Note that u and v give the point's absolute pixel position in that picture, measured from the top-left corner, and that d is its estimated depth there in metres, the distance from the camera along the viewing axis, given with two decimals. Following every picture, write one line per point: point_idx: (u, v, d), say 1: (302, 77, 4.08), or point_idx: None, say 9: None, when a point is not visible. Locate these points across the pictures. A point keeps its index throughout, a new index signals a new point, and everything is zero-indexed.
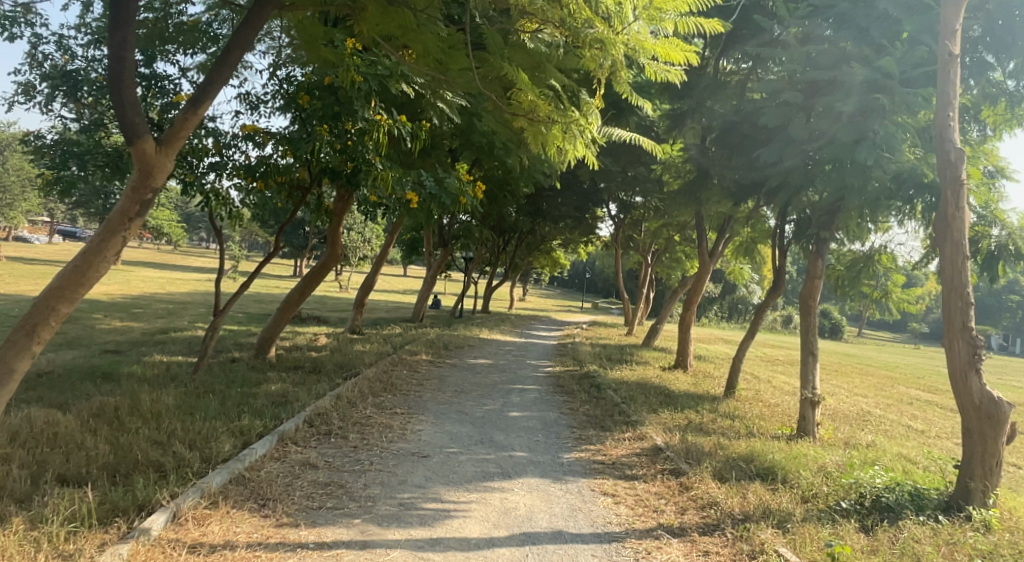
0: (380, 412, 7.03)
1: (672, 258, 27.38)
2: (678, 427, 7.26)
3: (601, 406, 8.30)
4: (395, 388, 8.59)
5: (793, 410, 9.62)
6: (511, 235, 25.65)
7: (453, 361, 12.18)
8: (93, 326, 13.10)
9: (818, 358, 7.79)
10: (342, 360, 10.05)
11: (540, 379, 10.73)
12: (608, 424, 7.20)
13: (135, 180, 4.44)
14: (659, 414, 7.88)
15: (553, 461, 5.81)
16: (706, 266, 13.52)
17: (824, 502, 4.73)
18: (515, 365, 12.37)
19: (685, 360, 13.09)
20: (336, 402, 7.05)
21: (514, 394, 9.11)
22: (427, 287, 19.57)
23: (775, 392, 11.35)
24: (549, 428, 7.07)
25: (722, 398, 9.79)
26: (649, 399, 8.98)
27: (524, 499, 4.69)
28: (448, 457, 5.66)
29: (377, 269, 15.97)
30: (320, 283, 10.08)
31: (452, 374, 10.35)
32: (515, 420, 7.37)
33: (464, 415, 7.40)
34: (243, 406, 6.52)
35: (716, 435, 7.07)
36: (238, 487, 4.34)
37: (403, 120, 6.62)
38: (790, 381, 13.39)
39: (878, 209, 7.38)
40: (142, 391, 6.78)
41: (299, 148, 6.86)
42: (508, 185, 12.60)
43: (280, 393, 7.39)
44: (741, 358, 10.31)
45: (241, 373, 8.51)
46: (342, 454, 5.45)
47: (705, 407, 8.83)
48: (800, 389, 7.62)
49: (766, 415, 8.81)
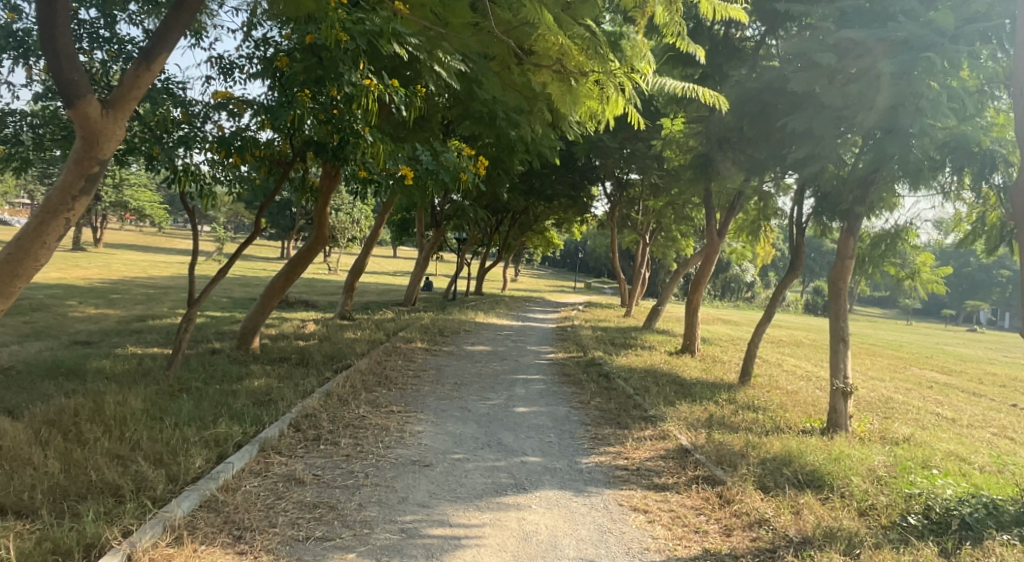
0: (375, 412, 6.37)
1: (668, 238, 26.79)
2: (701, 423, 6.64)
3: (612, 398, 7.71)
4: (390, 382, 7.92)
5: (813, 397, 9.05)
6: (505, 214, 24.91)
7: (450, 348, 11.53)
8: (65, 314, 12.30)
9: (849, 344, 7.13)
10: (331, 350, 9.35)
11: (543, 367, 10.12)
12: (625, 421, 6.58)
13: (78, 150, 3.67)
14: (677, 407, 7.26)
15: (570, 467, 5.18)
16: (715, 245, 12.90)
17: (886, 518, 4.18)
18: (516, 352, 11.73)
19: (693, 344, 12.50)
20: (326, 401, 6.38)
21: (519, 385, 8.47)
22: (419, 269, 18.84)
23: (791, 377, 10.79)
24: (561, 426, 6.46)
25: (739, 386, 9.19)
26: (663, 389, 8.39)
27: (545, 519, 4.06)
28: (453, 466, 5.01)
29: (367, 251, 15.19)
30: (307, 268, 9.32)
31: (450, 364, 9.70)
32: (523, 417, 6.73)
33: (467, 412, 6.76)
34: (221, 408, 5.83)
35: (744, 431, 6.48)
36: (209, 515, 3.68)
37: (395, 84, 5.91)
38: (802, 364, 12.83)
39: (919, 181, 6.89)
40: (107, 391, 6.07)
41: (280, 117, 6.11)
42: (506, 164, 11.90)
43: (264, 390, 6.70)
44: (757, 343, 9.70)
45: (222, 367, 7.80)
46: (332, 465, 4.80)
47: (722, 397, 8.23)
48: (830, 379, 6.98)
49: (789, 405, 8.23)
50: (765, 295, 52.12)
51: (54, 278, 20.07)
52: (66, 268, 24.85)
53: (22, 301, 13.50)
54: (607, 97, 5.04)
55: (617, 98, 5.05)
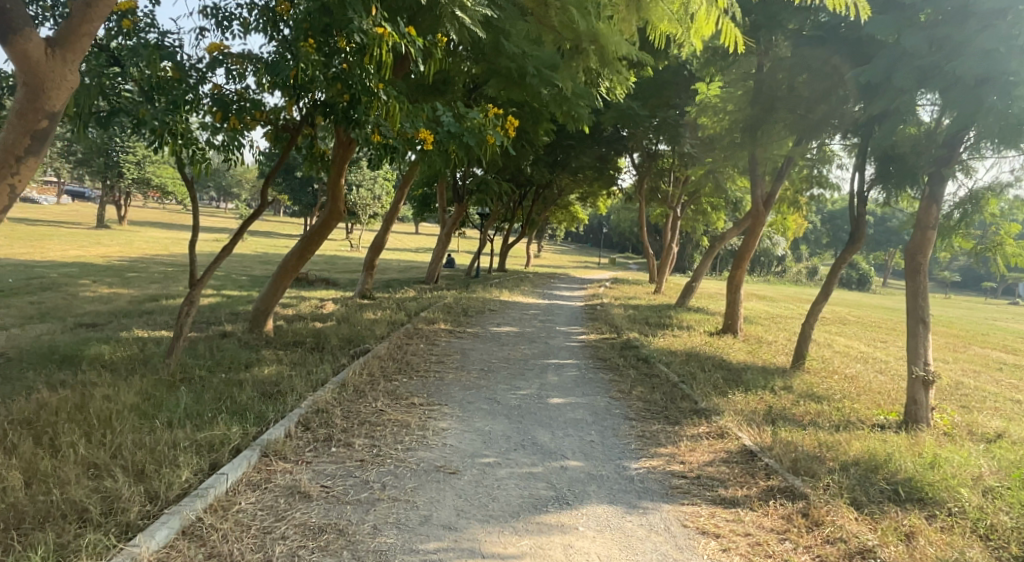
0: (395, 405, 5.69)
1: (699, 212, 25.77)
2: (762, 417, 5.87)
3: (656, 386, 6.98)
4: (411, 369, 7.25)
5: (878, 384, 8.20)
6: (529, 188, 24.03)
7: (475, 329, 10.83)
8: (76, 294, 11.82)
9: (930, 326, 6.28)
10: (349, 333, 8.71)
11: (576, 350, 9.38)
12: (674, 416, 5.84)
13: (20, 101, 2.99)
14: (730, 398, 6.50)
15: (619, 475, 4.47)
16: (759, 216, 11.95)
17: (1018, 547, 3.42)
18: (545, 333, 11.01)
19: (735, 324, 11.67)
20: (340, 394, 5.72)
21: (551, 372, 7.74)
22: (441, 245, 18.07)
23: (846, 360, 9.93)
24: (602, 421, 5.74)
25: (793, 372, 8.36)
26: (711, 375, 7.62)
27: (597, 548, 3.37)
28: (483, 474, 4.31)
29: (387, 227, 14.47)
30: (320, 244, 8.61)
31: (476, 348, 9.01)
32: (559, 410, 6.02)
33: (496, 404, 6.08)
34: (222, 402, 5.21)
35: (813, 428, 5.68)
36: (191, 547, 3.05)
37: (412, 33, 5.10)
38: (853, 345, 11.94)
39: (1016, 138, 5.99)
40: (99, 382, 5.47)
41: (283, 73, 5.35)
42: (532, 133, 11.09)
43: (273, 380, 6.05)
44: (812, 324, 8.84)
45: (231, 352, 7.17)
46: (345, 473, 4.13)
47: (777, 384, 7.45)
48: (908, 366, 6.17)
49: (856, 393, 7.39)
50: (797, 269, 50.57)
51: (72, 256, 19.67)
52: (87, 245, 24.57)
53: (33, 280, 13.07)
54: (692, 12, 4.36)
55: (704, 15, 4.32)
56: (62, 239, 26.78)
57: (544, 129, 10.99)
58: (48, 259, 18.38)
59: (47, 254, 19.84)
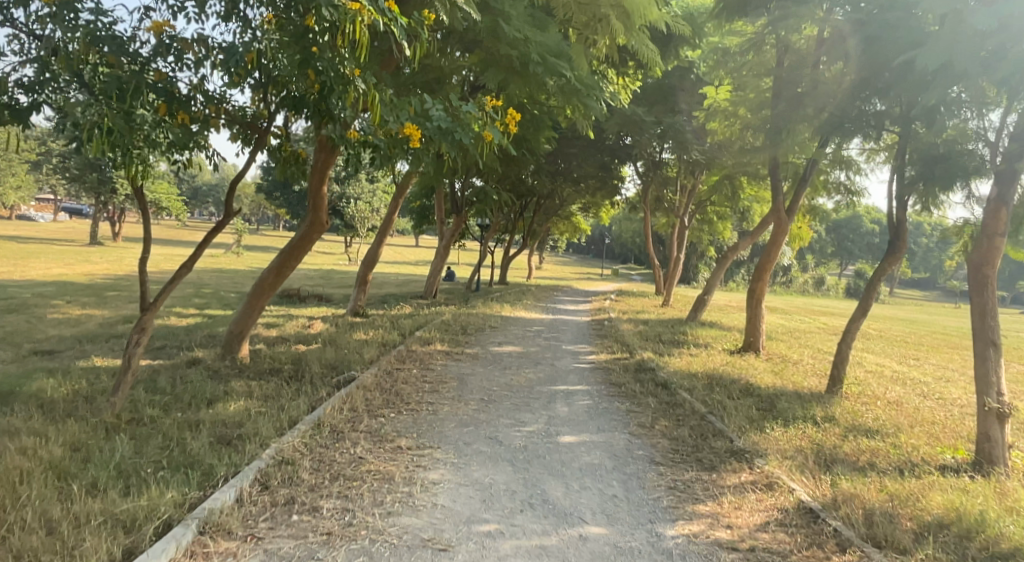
0: (377, 451, 4.78)
1: (705, 222, 24.95)
2: (812, 460, 4.99)
3: (680, 419, 6.08)
4: (401, 401, 6.36)
5: (928, 411, 7.28)
6: (530, 199, 23.22)
7: (474, 350, 9.92)
8: (42, 316, 10.92)
9: (1002, 350, 5.40)
10: (334, 358, 7.81)
11: (585, 374, 8.48)
12: (708, 460, 4.95)
13: None
14: (768, 433, 5.62)
15: (652, 546, 3.59)
16: (782, 225, 11.02)
17: None
18: (550, 353, 10.12)
19: (757, 341, 10.79)
20: (311, 437, 4.81)
21: (560, 402, 6.84)
22: (440, 259, 17.20)
23: (884, 382, 8.98)
24: (624, 467, 4.85)
25: (831, 398, 7.43)
26: (741, 404, 6.72)
27: None
28: (483, 550, 3.40)
29: (380, 241, 13.62)
30: (300, 259, 7.68)
31: (475, 373, 8.11)
32: (571, 453, 5.11)
33: (498, 446, 5.18)
34: (168, 454, 4.32)
35: (876, 475, 4.77)
36: None
37: (395, 8, 4.19)
38: (884, 363, 11.03)
39: None
40: (24, 427, 4.60)
41: (240, 56, 4.43)
42: (532, 139, 10.30)
43: (236, 420, 5.17)
44: (849, 343, 7.93)
45: (195, 384, 6.28)
46: (305, 553, 3.24)
47: (816, 413, 6.57)
48: (978, 397, 5.37)
49: (909, 424, 6.47)
50: (803, 280, 49.67)
51: (53, 275, 18.76)
52: (73, 263, 23.71)
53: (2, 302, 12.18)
54: None
55: None
56: (49, 256, 25.93)
57: (546, 135, 10.19)
58: (28, 277, 17.57)
59: (28, 273, 18.96)
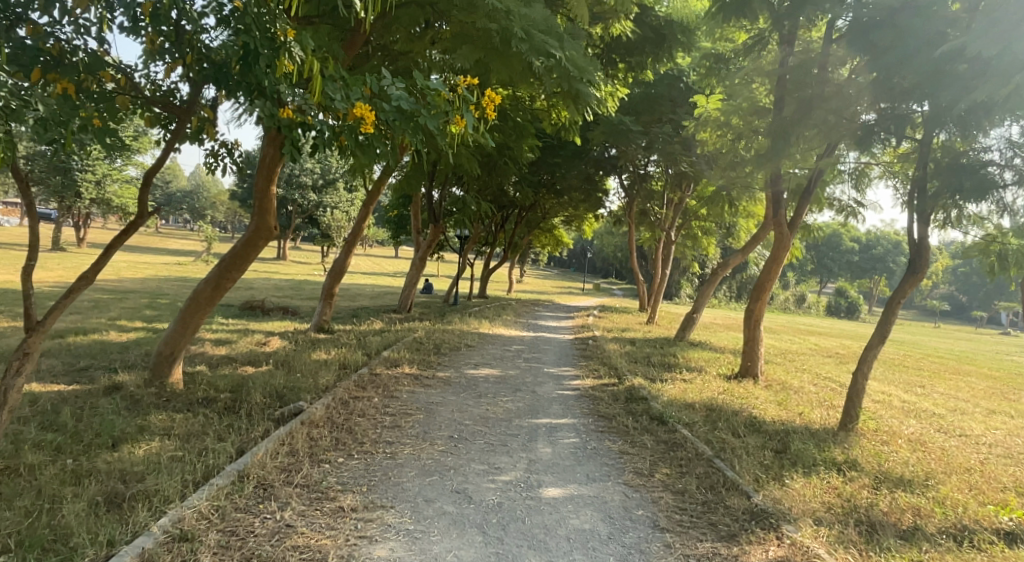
0: (312, 514, 3.79)
1: (690, 238, 24.28)
2: (850, 527, 4.08)
3: (683, 467, 5.14)
4: (353, 439, 5.35)
5: (958, 453, 6.42)
6: (511, 210, 22.32)
7: (446, 373, 8.92)
8: None
9: None
10: (282, 383, 6.75)
11: (568, 404, 7.51)
12: (725, 527, 4.02)
13: None
14: (788, 486, 4.71)
15: None
16: (784, 240, 10.17)
17: None
18: (530, 377, 9.17)
19: (755, 367, 9.93)
20: (227, 497, 3.80)
21: (541, 440, 5.88)
22: (414, 271, 16.17)
23: (897, 416, 8.11)
24: (621, 534, 3.90)
25: (848, 437, 6.52)
26: (750, 444, 5.82)
27: None
28: None
29: (348, 250, 12.57)
30: (244, 267, 6.63)
31: (444, 402, 7.11)
32: (556, 514, 4.13)
33: (466, 504, 4.19)
34: (28, 523, 3.30)
35: (932, 548, 3.86)
36: None
37: None
38: (890, 391, 10.20)
39: None
40: None
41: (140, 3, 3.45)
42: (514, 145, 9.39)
43: (140, 469, 4.14)
44: (866, 374, 7.04)
45: (105, 417, 5.22)
46: None
47: (836, 457, 5.66)
48: None
49: (943, 472, 5.58)
50: (784, 298, 49.46)
51: None
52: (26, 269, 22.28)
53: None
54: None
55: None
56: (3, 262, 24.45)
57: (529, 142, 9.29)
58: None
59: None
